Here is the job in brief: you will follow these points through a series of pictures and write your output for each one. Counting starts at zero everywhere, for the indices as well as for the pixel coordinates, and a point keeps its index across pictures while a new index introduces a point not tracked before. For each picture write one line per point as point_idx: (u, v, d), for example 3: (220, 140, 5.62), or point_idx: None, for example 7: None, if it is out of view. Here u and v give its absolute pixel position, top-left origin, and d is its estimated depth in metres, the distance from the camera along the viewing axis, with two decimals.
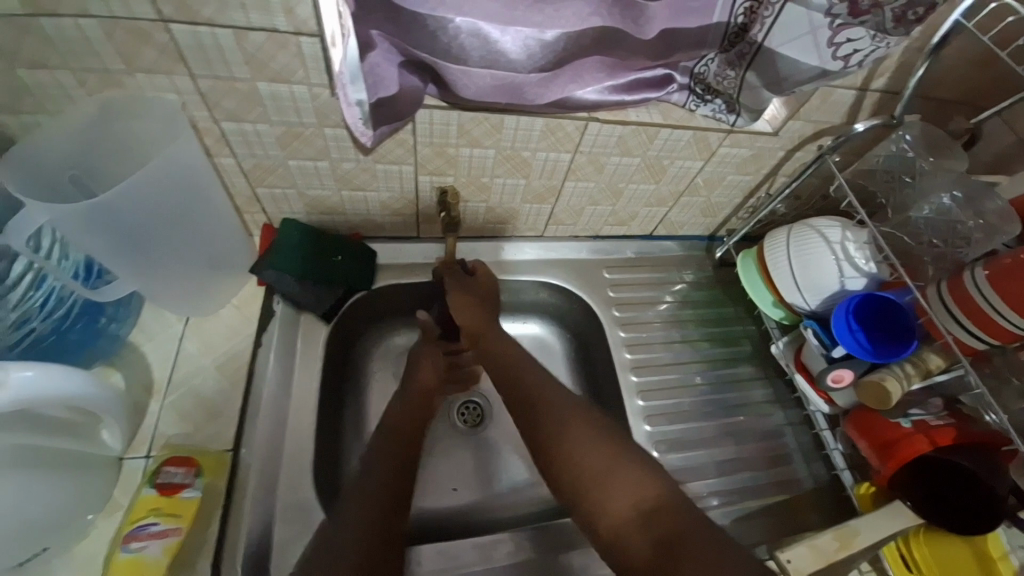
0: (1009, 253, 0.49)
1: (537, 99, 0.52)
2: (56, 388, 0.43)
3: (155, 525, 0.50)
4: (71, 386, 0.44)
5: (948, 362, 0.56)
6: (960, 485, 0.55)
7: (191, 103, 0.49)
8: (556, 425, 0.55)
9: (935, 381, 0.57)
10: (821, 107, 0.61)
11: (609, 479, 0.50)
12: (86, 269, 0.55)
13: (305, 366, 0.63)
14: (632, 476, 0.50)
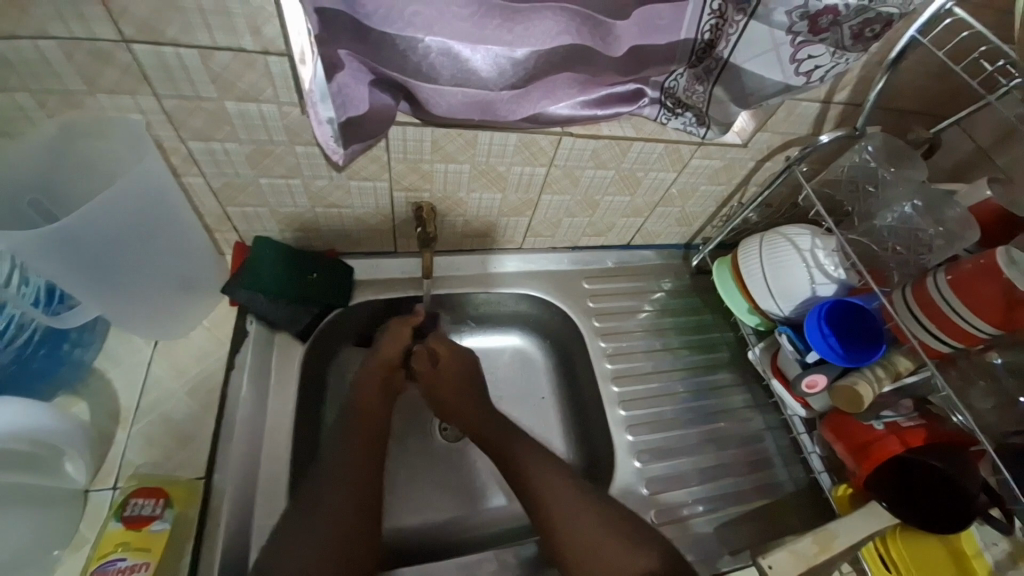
0: (971, 259, 0.50)
1: (510, 115, 0.52)
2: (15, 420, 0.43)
3: (123, 561, 0.47)
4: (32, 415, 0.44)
5: (916, 365, 0.58)
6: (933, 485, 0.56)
7: (157, 123, 0.48)
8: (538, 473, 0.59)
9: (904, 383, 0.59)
10: (787, 119, 0.63)
11: (596, 555, 0.53)
12: (47, 294, 0.53)
13: (281, 387, 0.62)
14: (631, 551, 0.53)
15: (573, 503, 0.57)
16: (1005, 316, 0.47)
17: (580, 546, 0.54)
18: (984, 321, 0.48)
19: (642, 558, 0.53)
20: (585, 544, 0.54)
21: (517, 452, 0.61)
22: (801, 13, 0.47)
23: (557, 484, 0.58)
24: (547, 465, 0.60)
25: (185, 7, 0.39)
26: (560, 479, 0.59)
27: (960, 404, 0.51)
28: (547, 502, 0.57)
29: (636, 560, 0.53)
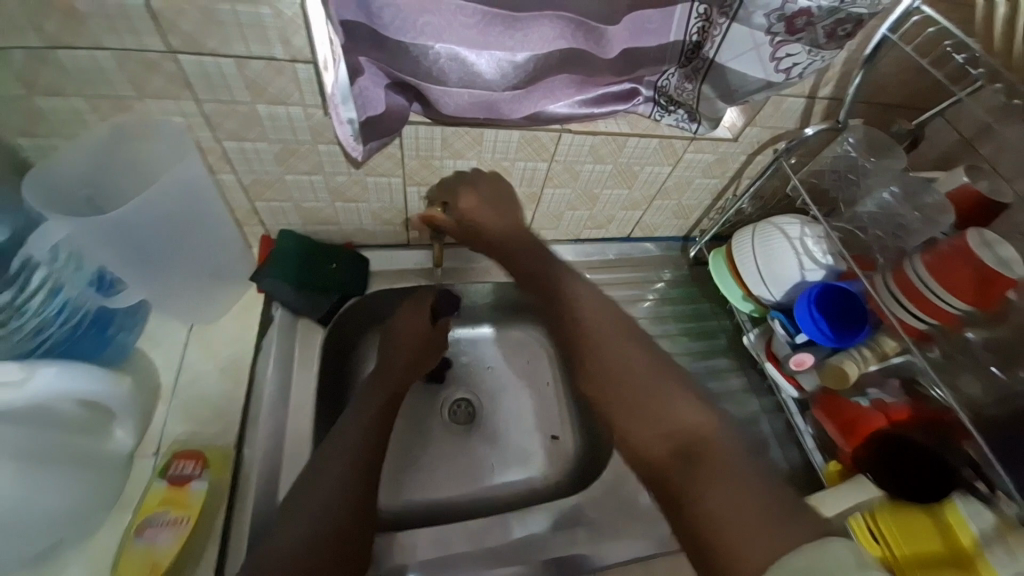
0: (945, 241, 0.53)
1: (512, 113, 0.57)
2: (78, 383, 0.45)
3: (166, 515, 0.51)
4: (91, 384, 0.46)
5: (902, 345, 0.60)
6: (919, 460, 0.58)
7: (195, 125, 0.54)
8: (599, 338, 0.49)
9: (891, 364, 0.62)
10: (774, 115, 0.67)
11: (636, 419, 0.44)
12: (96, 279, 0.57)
13: (304, 368, 0.66)
14: (681, 403, 0.43)
15: (637, 368, 0.47)
16: (977, 294, 0.50)
17: (628, 398, 0.45)
18: (958, 299, 0.51)
19: (693, 412, 0.43)
20: (635, 397, 0.45)
21: (594, 317, 0.52)
22: (778, 15, 0.51)
23: (619, 340, 0.49)
24: (613, 322, 0.51)
25: (224, 21, 0.45)
26: (627, 335, 0.50)
27: (937, 378, 0.53)
28: (612, 369, 0.47)
29: (684, 410, 0.43)
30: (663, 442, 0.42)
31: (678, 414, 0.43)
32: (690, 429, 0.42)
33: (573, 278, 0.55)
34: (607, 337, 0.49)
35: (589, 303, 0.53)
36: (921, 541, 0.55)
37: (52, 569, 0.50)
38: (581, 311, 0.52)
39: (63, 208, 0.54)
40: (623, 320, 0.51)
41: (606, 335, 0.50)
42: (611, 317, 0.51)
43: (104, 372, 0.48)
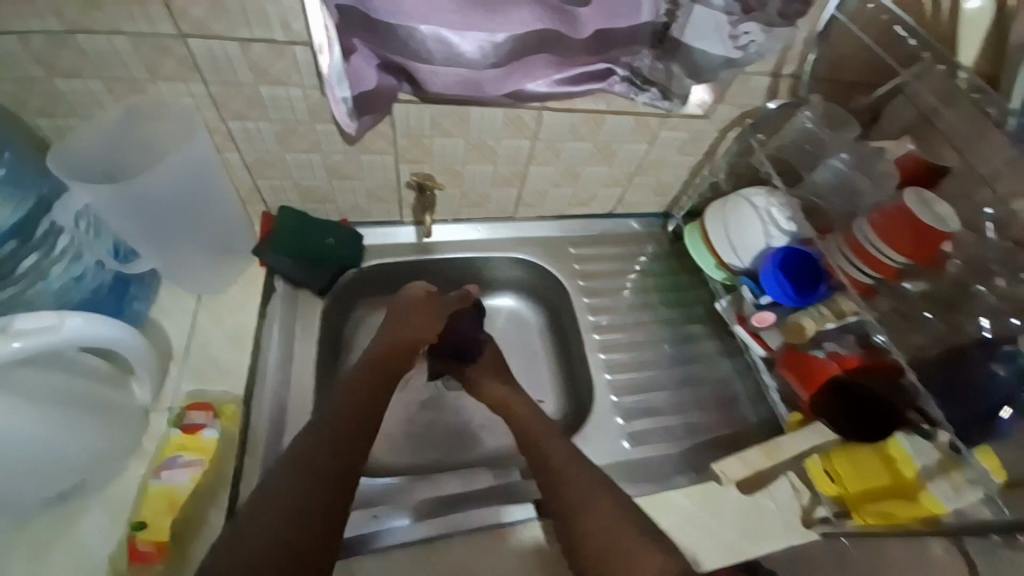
0: (888, 203, 0.59)
1: (495, 91, 0.61)
2: (105, 334, 0.48)
3: (182, 458, 0.56)
4: (116, 335, 0.50)
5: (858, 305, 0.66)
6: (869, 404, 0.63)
7: (203, 105, 0.58)
8: (575, 482, 0.58)
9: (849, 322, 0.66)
10: (742, 93, 0.72)
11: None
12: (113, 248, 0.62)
13: (305, 336, 0.73)
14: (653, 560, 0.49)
15: (599, 499, 0.56)
16: (914, 245, 0.56)
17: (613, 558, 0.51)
18: (896, 253, 0.57)
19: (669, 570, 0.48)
20: (611, 550, 0.52)
21: (561, 465, 0.61)
22: None
23: (590, 491, 0.57)
24: (582, 470, 0.60)
25: (230, 9, 0.49)
26: (593, 485, 0.58)
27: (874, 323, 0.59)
28: (587, 523, 0.55)
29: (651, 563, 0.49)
30: (607, 526, 0.54)
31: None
32: None
33: (523, 409, 0.70)
34: (585, 493, 0.57)
35: (560, 455, 0.62)
36: (868, 477, 0.64)
37: (75, 513, 0.53)
38: (545, 440, 0.64)
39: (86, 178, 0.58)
40: (580, 462, 0.61)
41: (554, 444, 0.64)
42: (585, 474, 0.59)
43: (125, 326, 0.51)
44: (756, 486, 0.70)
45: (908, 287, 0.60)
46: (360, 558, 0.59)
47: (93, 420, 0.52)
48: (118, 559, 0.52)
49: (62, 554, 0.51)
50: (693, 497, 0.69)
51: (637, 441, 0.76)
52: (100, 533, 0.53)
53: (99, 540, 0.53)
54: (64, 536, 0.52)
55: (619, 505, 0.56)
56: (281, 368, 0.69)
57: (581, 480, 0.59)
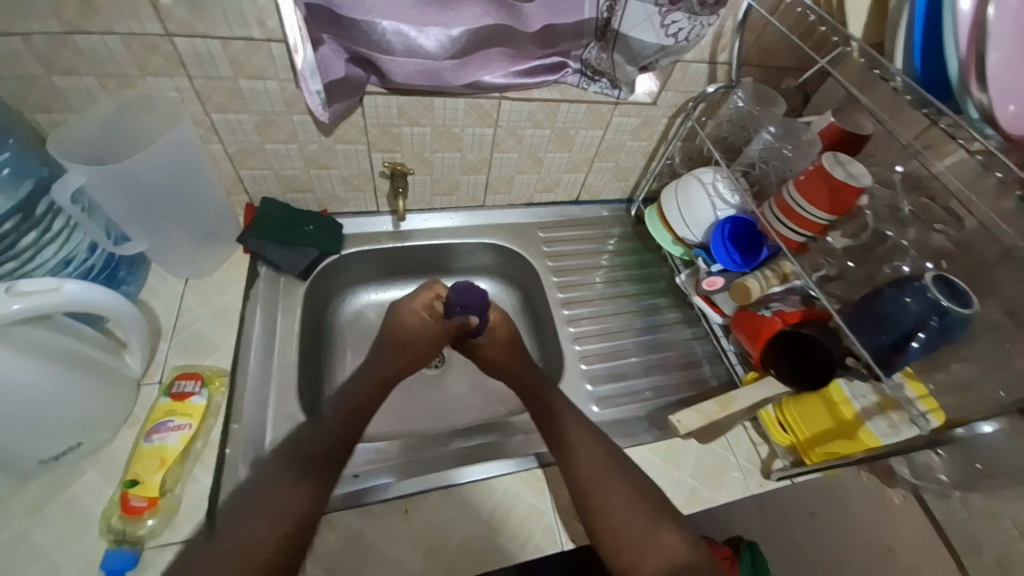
0: (807, 169, 0.64)
1: (455, 80, 0.68)
2: (98, 297, 0.54)
3: (171, 421, 0.60)
4: (110, 301, 0.55)
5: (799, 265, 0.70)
6: (812, 352, 0.66)
7: (188, 99, 0.64)
8: (597, 467, 0.61)
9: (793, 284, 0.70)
10: (683, 79, 0.79)
11: (642, 557, 0.55)
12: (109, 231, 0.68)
13: (287, 314, 0.78)
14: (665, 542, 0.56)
15: (622, 493, 0.59)
16: (832, 203, 0.62)
17: (630, 539, 0.56)
18: (819, 211, 0.63)
19: (673, 547, 0.56)
20: (631, 536, 0.57)
21: (580, 457, 0.62)
22: None
23: (611, 480, 0.60)
24: (602, 457, 0.63)
25: (211, 9, 0.56)
26: (613, 471, 0.61)
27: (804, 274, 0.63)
28: (610, 507, 0.58)
29: (669, 546, 0.56)
30: (627, 516, 0.58)
31: (665, 545, 0.56)
32: (674, 557, 0.55)
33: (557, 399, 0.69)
34: (602, 477, 0.61)
35: (584, 444, 0.64)
36: (816, 423, 0.67)
37: (71, 473, 0.57)
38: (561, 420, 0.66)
39: (75, 158, 0.63)
40: (605, 447, 0.64)
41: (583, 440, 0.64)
42: (602, 460, 0.62)
43: (117, 293, 0.57)
44: (715, 436, 0.74)
45: (831, 240, 0.66)
46: (340, 513, 0.61)
47: (85, 382, 0.56)
48: (111, 512, 0.55)
49: (58, 509, 0.55)
50: (656, 451, 0.73)
51: (604, 403, 0.80)
52: (93, 490, 0.57)
53: (92, 497, 0.56)
54: (60, 493, 0.56)
55: (637, 493, 0.60)
56: (264, 341, 0.74)
57: (602, 470, 0.61)
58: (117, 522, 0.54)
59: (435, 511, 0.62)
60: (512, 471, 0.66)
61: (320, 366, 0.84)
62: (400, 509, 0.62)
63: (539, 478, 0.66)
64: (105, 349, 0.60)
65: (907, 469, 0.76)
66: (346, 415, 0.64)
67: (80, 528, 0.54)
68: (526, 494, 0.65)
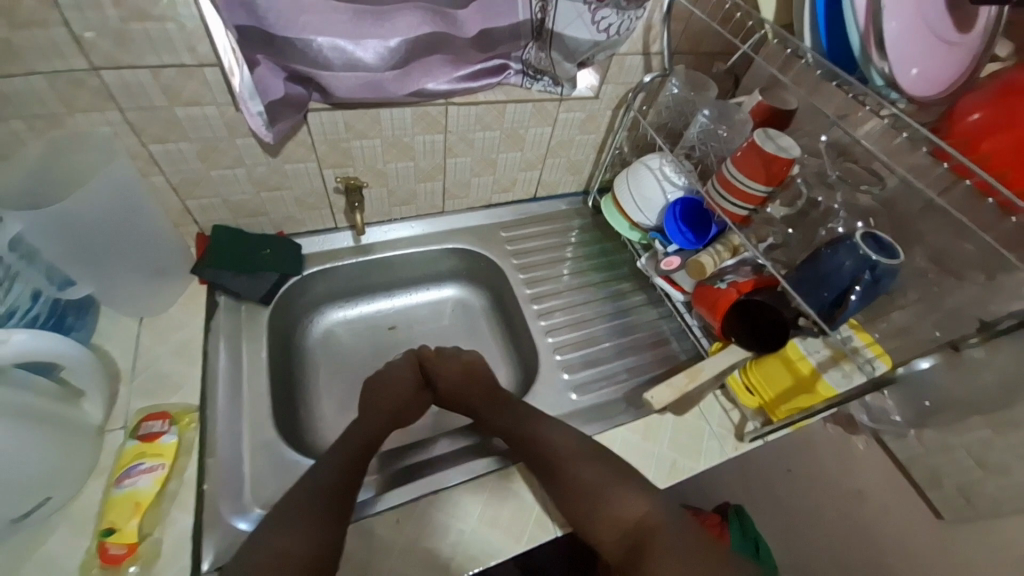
0: (742, 146, 0.68)
1: (399, 90, 0.69)
2: (49, 345, 0.52)
3: (142, 464, 0.58)
4: (62, 346, 0.54)
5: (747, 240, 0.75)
6: (767, 317, 0.70)
7: (122, 132, 0.62)
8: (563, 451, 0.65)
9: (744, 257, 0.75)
10: (621, 72, 0.82)
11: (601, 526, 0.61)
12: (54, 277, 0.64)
13: (253, 341, 0.76)
14: (625, 510, 0.62)
15: (586, 471, 0.64)
16: (767, 175, 0.66)
17: (591, 514, 0.62)
18: (757, 184, 0.67)
19: (631, 509, 0.62)
20: (592, 511, 0.62)
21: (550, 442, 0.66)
22: None
23: (577, 459, 0.65)
24: (566, 439, 0.67)
25: (137, 39, 0.55)
26: (579, 454, 0.66)
27: (751, 245, 0.67)
28: (575, 486, 0.63)
29: (626, 512, 0.61)
30: (587, 492, 0.63)
31: (624, 513, 0.62)
32: (630, 522, 0.61)
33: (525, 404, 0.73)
34: (569, 456, 0.65)
35: (553, 434, 0.68)
36: (778, 383, 0.70)
37: (41, 532, 0.55)
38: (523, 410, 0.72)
39: (3, 204, 0.60)
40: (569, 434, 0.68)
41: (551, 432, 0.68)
42: (567, 441, 0.67)
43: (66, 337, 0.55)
44: (687, 407, 0.78)
45: (770, 211, 0.71)
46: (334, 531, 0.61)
47: (45, 434, 0.53)
48: (89, 565, 0.53)
49: (32, 571, 0.53)
50: (635, 430, 0.76)
51: (583, 389, 0.83)
52: (68, 546, 0.54)
53: (67, 553, 0.54)
54: (32, 554, 0.53)
55: (599, 467, 0.65)
56: (232, 372, 0.72)
57: (567, 451, 0.66)
58: (97, 574, 0.52)
59: (427, 518, 0.63)
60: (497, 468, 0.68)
61: (294, 390, 0.83)
62: (391, 519, 0.62)
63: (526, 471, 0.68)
64: (61, 399, 0.57)
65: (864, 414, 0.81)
66: (328, 470, 0.61)
67: None
68: (516, 488, 0.66)
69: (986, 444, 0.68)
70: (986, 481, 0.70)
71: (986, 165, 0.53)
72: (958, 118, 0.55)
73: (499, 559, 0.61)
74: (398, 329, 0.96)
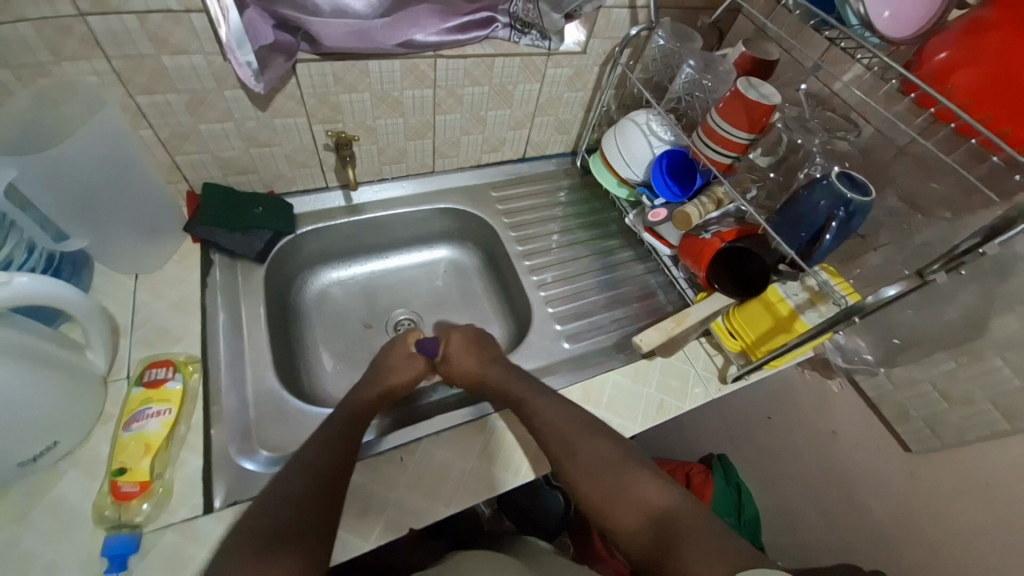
0: (726, 94, 0.70)
1: (387, 40, 0.70)
2: (51, 290, 0.53)
3: (150, 409, 0.60)
4: (64, 290, 0.55)
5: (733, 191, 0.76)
6: (749, 262, 0.73)
7: (109, 82, 0.62)
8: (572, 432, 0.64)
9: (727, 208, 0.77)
10: (609, 25, 0.82)
11: (619, 512, 0.57)
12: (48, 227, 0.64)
13: (250, 298, 0.77)
14: (643, 492, 0.57)
15: (598, 453, 0.62)
16: (749, 122, 0.68)
17: (606, 498, 0.58)
18: (740, 131, 0.69)
19: (656, 500, 0.57)
20: (608, 495, 0.58)
21: (559, 429, 0.64)
22: None
23: (588, 440, 0.63)
24: (575, 421, 0.65)
25: None
26: (589, 436, 0.63)
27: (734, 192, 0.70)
28: (585, 467, 0.61)
29: (645, 494, 0.57)
30: (601, 475, 0.60)
31: (643, 496, 0.57)
32: (651, 507, 0.56)
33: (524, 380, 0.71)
34: (579, 436, 0.63)
35: (560, 418, 0.65)
36: (759, 325, 0.74)
37: (50, 478, 0.57)
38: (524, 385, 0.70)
39: None
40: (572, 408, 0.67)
41: (558, 416, 0.65)
42: (576, 422, 0.65)
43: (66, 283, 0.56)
44: (674, 351, 0.82)
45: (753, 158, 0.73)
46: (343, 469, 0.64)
47: (55, 377, 0.55)
48: (103, 502, 0.55)
49: (45, 512, 0.55)
50: (624, 375, 0.79)
51: (575, 339, 0.86)
52: (78, 490, 0.56)
53: (77, 496, 0.56)
54: (43, 498, 0.55)
55: (612, 448, 0.62)
56: (231, 327, 0.73)
57: (576, 431, 0.64)
58: (111, 511, 0.55)
59: (428, 455, 0.67)
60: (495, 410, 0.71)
61: (292, 348, 0.84)
62: (397, 456, 0.66)
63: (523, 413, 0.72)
64: (67, 347, 0.59)
65: (838, 356, 0.85)
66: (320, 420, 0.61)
67: (70, 527, 0.54)
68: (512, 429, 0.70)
69: (951, 376, 0.71)
70: (950, 412, 0.72)
71: (952, 96, 0.55)
72: (927, 57, 0.57)
73: (501, 491, 0.66)
74: (392, 289, 0.97)
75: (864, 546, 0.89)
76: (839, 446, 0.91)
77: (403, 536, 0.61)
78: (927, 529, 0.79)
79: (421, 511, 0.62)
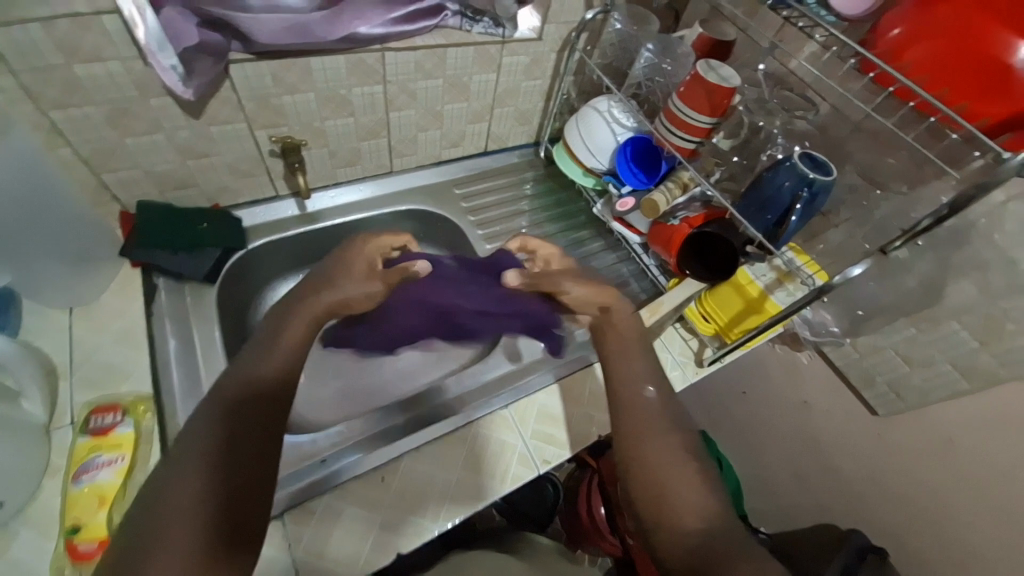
0: (686, 79, 0.69)
1: (328, 34, 0.65)
2: None
3: (100, 458, 0.55)
4: None
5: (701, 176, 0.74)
6: (718, 247, 0.72)
7: (14, 98, 0.54)
8: (647, 420, 0.59)
9: (692, 192, 0.76)
10: (563, 10, 0.78)
11: (672, 513, 0.52)
12: None
13: (202, 323, 0.71)
14: (702, 504, 0.53)
15: (669, 449, 0.56)
16: (711, 107, 0.67)
17: (663, 495, 0.53)
18: (704, 117, 0.68)
19: (714, 509, 0.52)
20: (665, 494, 0.53)
21: (640, 403, 0.60)
22: None
23: (664, 434, 0.58)
24: (655, 411, 0.60)
25: None
26: (665, 431, 0.58)
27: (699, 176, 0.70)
28: (649, 459, 0.56)
29: (702, 505, 0.52)
30: (660, 469, 0.55)
31: (700, 509, 0.52)
32: (706, 519, 0.51)
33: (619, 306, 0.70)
34: (657, 426, 0.58)
35: (644, 398, 0.61)
36: (730, 308, 0.74)
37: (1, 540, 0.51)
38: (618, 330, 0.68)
39: None
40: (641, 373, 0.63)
41: (640, 397, 0.61)
42: (656, 411, 0.60)
43: None
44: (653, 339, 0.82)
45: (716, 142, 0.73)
46: (321, 498, 0.61)
47: None
48: (61, 565, 0.51)
49: None
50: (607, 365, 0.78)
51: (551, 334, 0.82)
52: (33, 552, 0.51)
53: (31, 557, 0.51)
54: None
55: (684, 449, 0.57)
56: (184, 356, 0.68)
57: (654, 418, 0.59)
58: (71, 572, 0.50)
59: (411, 471, 0.64)
60: (477, 416, 0.70)
61: None
62: (317, 463, 0.63)
63: (505, 419, 0.70)
64: None
65: (807, 330, 0.86)
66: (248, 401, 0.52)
67: None
68: (495, 436, 0.69)
69: (912, 341, 0.73)
70: (914, 375, 0.75)
71: (909, 70, 0.56)
72: (882, 34, 0.58)
73: (490, 500, 0.64)
74: None
75: (838, 505, 0.93)
76: (810, 416, 0.94)
77: (392, 559, 0.58)
78: (896, 485, 0.83)
79: (408, 530, 0.60)
